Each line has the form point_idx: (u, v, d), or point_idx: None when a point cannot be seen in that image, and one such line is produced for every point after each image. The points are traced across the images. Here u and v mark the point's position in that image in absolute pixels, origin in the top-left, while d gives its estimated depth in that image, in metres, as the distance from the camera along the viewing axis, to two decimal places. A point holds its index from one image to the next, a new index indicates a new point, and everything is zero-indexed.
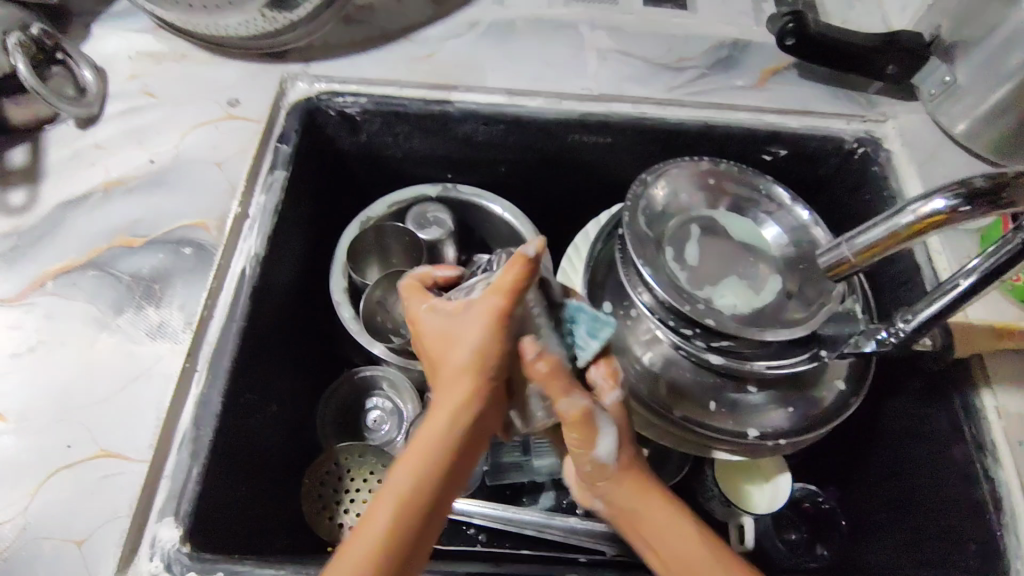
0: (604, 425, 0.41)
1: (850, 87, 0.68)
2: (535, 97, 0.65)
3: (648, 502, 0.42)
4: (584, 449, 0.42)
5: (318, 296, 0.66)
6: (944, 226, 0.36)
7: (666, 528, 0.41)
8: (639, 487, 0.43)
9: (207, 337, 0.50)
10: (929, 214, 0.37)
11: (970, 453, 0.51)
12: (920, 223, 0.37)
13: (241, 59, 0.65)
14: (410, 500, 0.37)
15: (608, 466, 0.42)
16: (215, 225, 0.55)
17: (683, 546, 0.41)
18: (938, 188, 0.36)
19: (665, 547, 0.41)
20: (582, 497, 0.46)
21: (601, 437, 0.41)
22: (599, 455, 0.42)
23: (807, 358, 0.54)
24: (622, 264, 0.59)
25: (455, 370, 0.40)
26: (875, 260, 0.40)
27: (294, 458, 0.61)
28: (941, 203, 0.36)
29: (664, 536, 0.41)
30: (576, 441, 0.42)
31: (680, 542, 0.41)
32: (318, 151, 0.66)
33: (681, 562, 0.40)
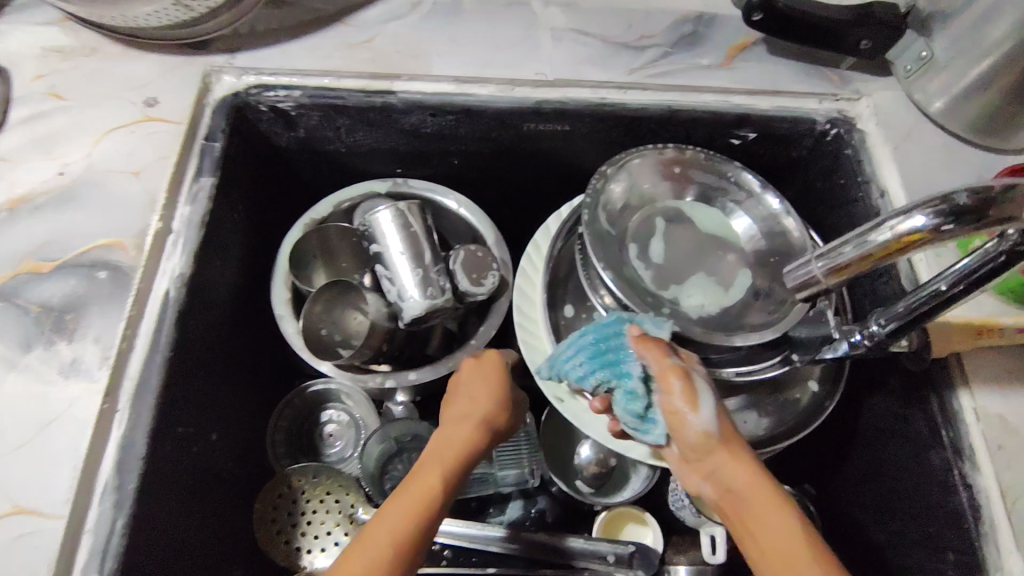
0: (705, 392, 0.44)
1: (822, 63, 0.64)
2: (485, 84, 0.60)
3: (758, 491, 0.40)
4: (685, 415, 0.43)
5: (262, 308, 0.62)
6: (923, 245, 0.32)
7: (773, 518, 0.39)
8: (744, 465, 0.42)
9: (128, 371, 0.46)
10: (907, 233, 0.32)
11: (947, 458, 0.49)
12: (896, 242, 0.33)
13: (159, 52, 0.58)
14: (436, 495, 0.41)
15: (710, 433, 0.42)
16: (133, 244, 0.50)
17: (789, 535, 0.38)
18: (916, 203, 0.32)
19: (767, 535, 0.39)
20: (687, 481, 0.45)
21: (703, 401, 0.43)
22: (699, 418, 0.43)
23: (777, 363, 0.52)
24: (582, 265, 0.56)
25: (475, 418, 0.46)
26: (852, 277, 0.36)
27: (244, 483, 0.58)
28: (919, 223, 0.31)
29: (765, 527, 0.39)
30: (677, 405, 0.43)
31: (785, 528, 0.38)
32: (251, 151, 0.60)
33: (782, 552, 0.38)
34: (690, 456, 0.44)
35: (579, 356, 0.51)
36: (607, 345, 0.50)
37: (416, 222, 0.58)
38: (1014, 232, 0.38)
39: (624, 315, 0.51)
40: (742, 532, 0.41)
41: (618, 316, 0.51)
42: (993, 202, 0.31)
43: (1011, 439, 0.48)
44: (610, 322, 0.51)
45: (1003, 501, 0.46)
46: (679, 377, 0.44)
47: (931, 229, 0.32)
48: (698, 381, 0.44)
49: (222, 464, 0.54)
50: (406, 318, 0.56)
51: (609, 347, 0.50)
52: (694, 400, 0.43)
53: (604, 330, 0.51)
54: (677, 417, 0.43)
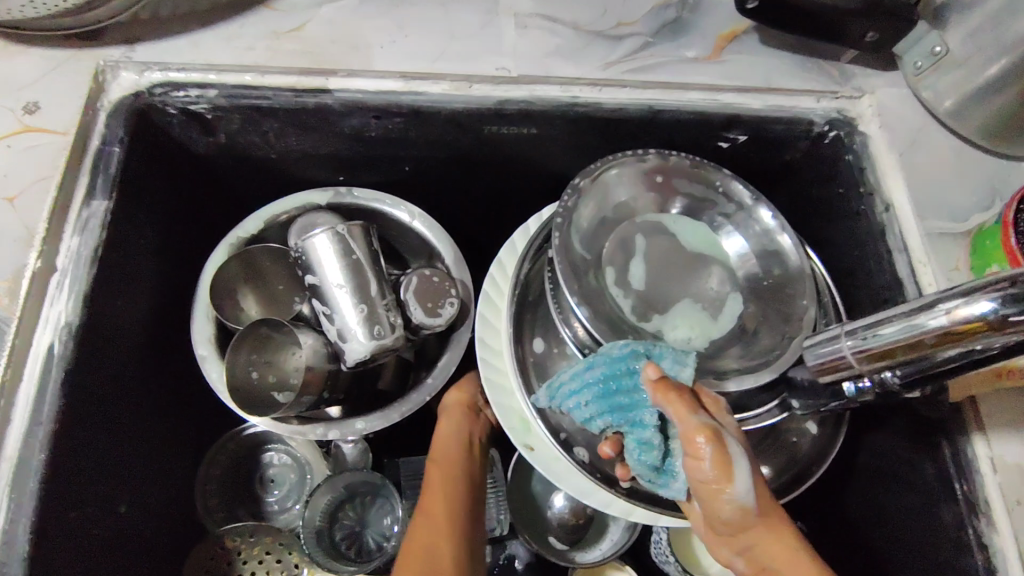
0: (740, 461, 0.38)
1: (821, 54, 0.57)
2: (438, 81, 0.51)
3: (799, 568, 0.38)
4: (721, 491, 0.38)
5: (184, 343, 0.53)
6: (982, 333, 0.32)
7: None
8: (779, 536, 0.39)
9: (3, 452, 0.38)
10: (963, 317, 0.33)
11: (960, 515, 0.44)
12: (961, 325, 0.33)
13: (40, 45, 0.48)
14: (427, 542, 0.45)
15: (748, 509, 0.38)
16: (7, 290, 0.41)
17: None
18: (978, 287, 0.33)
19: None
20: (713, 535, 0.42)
21: (739, 474, 0.38)
22: (738, 495, 0.38)
23: (777, 409, 0.46)
24: (552, 294, 0.49)
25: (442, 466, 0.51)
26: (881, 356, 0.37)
27: (170, 549, 0.50)
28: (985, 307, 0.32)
29: None
30: (712, 483, 0.38)
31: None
32: (164, 162, 0.51)
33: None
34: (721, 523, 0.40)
35: (586, 392, 0.45)
36: (618, 386, 0.44)
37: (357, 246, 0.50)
38: None
39: (641, 349, 0.44)
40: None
41: (634, 348, 0.44)
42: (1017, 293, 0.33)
43: None
44: (624, 355, 0.44)
45: (1021, 564, 0.42)
46: (713, 448, 0.38)
47: (996, 316, 0.32)
48: (733, 446, 0.38)
49: (139, 532, 0.47)
50: (349, 361, 0.48)
51: (620, 386, 0.44)
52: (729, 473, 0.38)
53: (616, 366, 0.44)
54: (710, 491, 0.38)
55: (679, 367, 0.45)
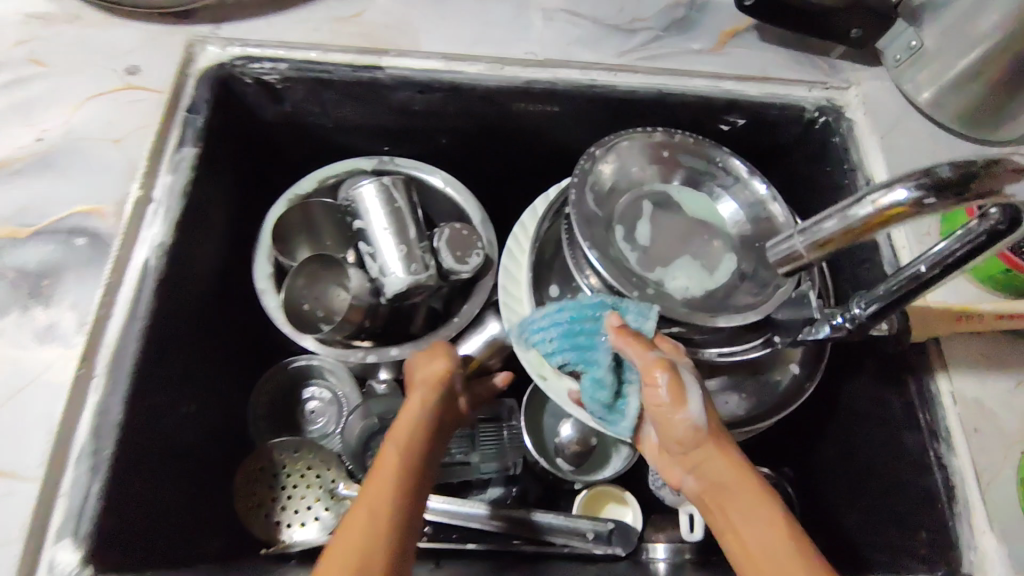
0: (692, 387, 0.43)
1: (813, 51, 0.64)
2: (475, 62, 0.59)
3: (743, 485, 0.40)
4: (672, 410, 0.42)
5: (243, 283, 0.61)
6: (905, 218, 0.32)
7: (752, 515, 0.39)
8: (730, 461, 0.42)
9: (105, 338, 0.45)
10: (888, 208, 0.33)
11: (924, 442, 0.50)
12: (883, 214, 0.33)
13: (141, 20, 0.57)
14: (399, 455, 0.42)
15: (698, 429, 0.42)
16: (112, 211, 0.49)
17: (767, 540, 0.37)
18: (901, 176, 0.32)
19: (749, 533, 0.38)
20: (671, 469, 0.45)
21: (690, 396, 0.42)
22: (688, 414, 0.42)
23: (760, 345, 0.52)
24: (568, 246, 0.56)
25: (420, 401, 0.47)
26: (823, 253, 0.37)
27: (224, 458, 0.57)
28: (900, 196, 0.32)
29: (748, 523, 0.39)
30: (665, 404, 0.43)
31: (760, 532, 0.38)
32: (237, 124, 0.60)
33: (760, 552, 0.37)
34: (678, 451, 0.44)
35: (553, 332, 0.53)
36: (580, 327, 0.51)
37: (398, 196, 0.59)
38: (998, 211, 0.38)
39: (608, 301, 0.51)
40: (722, 522, 0.41)
41: (601, 301, 0.51)
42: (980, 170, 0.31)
43: (986, 423, 0.49)
44: (591, 305, 0.51)
45: (975, 482, 0.48)
46: (665, 372, 0.43)
47: (915, 202, 0.32)
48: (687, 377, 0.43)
49: (200, 436, 0.54)
50: (388, 294, 0.56)
51: (582, 328, 0.51)
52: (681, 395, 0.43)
53: (581, 311, 0.51)
54: (662, 409, 0.43)
55: (642, 319, 0.50)
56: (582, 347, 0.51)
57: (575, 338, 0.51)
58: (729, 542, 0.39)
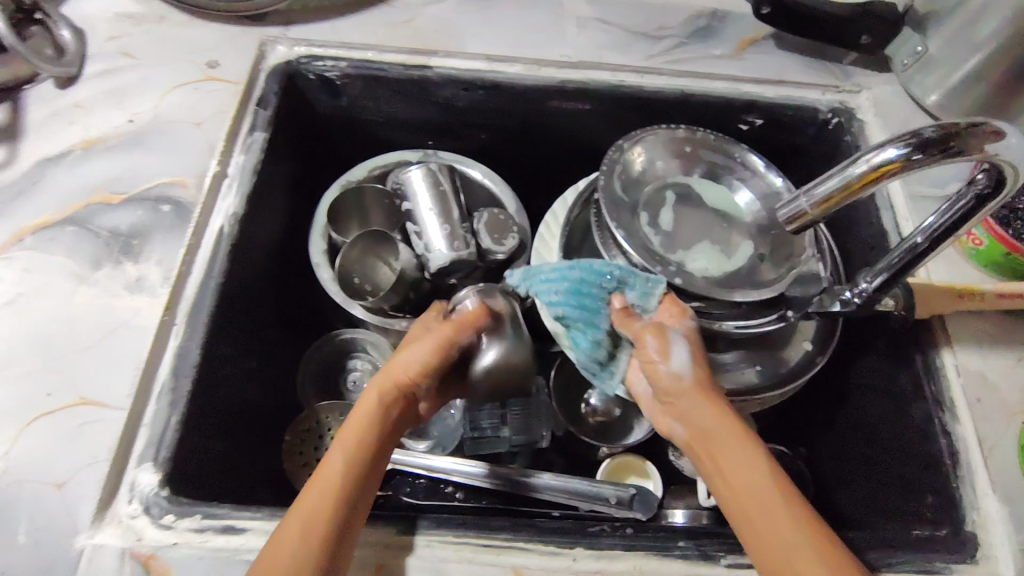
0: (678, 344, 0.48)
1: (826, 58, 0.69)
2: (514, 63, 0.65)
3: (724, 427, 0.43)
4: (661, 363, 0.47)
5: (297, 260, 0.67)
6: (895, 173, 0.40)
7: (736, 454, 0.42)
8: (721, 411, 0.44)
9: (185, 292, 0.51)
10: (881, 163, 0.40)
11: (929, 410, 0.53)
12: (874, 172, 0.40)
13: (220, 22, 0.65)
14: (347, 445, 0.44)
15: (683, 378, 0.46)
16: (193, 183, 0.55)
17: (753, 474, 0.41)
18: (890, 138, 0.40)
19: (736, 470, 0.41)
20: (662, 424, 0.49)
21: (674, 350, 0.47)
22: (672, 366, 0.47)
23: (774, 319, 0.56)
24: (597, 228, 0.61)
25: (380, 381, 0.49)
26: (828, 213, 0.43)
27: (276, 418, 0.62)
28: (892, 152, 0.39)
29: (733, 461, 0.42)
30: (653, 358, 0.47)
31: (747, 466, 0.41)
32: (298, 115, 0.66)
33: (743, 488, 0.41)
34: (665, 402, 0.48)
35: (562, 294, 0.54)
36: (589, 292, 0.53)
37: (440, 182, 0.64)
38: (982, 179, 0.44)
39: (618, 274, 0.53)
40: (709, 465, 0.44)
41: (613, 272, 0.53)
42: (953, 131, 0.38)
43: (989, 394, 0.52)
44: (602, 273, 0.53)
45: (978, 447, 0.50)
46: (652, 333, 0.48)
47: (903, 157, 0.39)
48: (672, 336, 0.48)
49: (257, 393, 0.59)
50: (432, 269, 0.62)
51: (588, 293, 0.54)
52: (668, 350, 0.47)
53: (592, 276, 0.53)
54: (651, 364, 0.48)
55: (646, 298, 0.53)
56: (584, 308, 0.54)
57: (582, 301, 0.53)
58: (718, 481, 0.43)
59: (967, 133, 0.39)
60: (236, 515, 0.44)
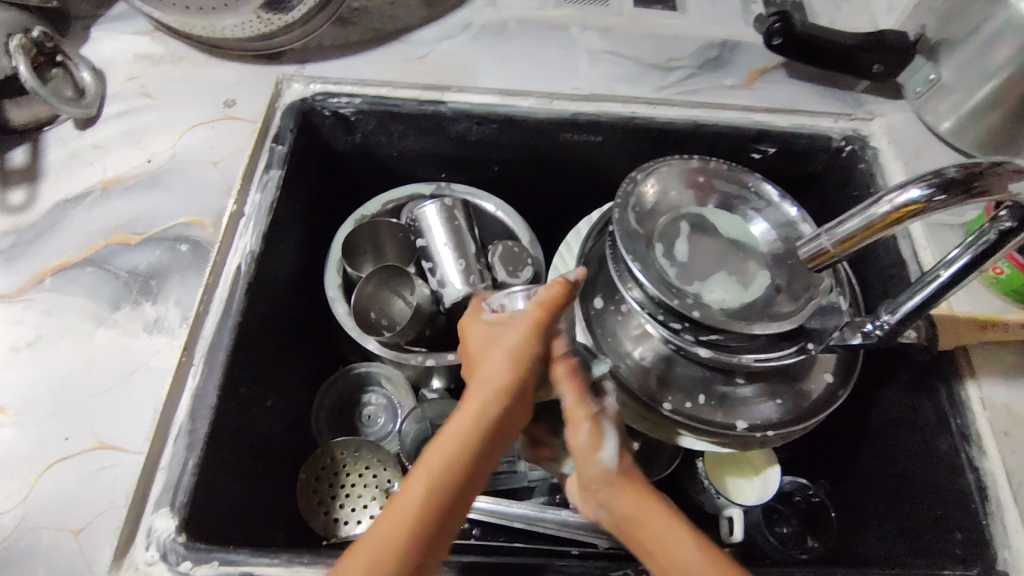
0: (611, 435, 0.42)
1: (838, 86, 0.69)
2: (526, 97, 0.66)
3: (657, 520, 0.40)
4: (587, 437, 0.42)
5: (311, 296, 0.67)
6: (920, 215, 0.39)
7: (675, 551, 0.39)
8: (647, 500, 0.41)
9: (203, 332, 0.51)
10: (905, 204, 0.39)
11: (956, 444, 0.52)
12: (898, 212, 0.39)
13: (237, 61, 0.66)
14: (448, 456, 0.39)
15: (612, 472, 0.41)
16: (211, 223, 0.56)
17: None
18: (912, 178, 0.39)
19: (676, 564, 0.39)
20: (585, 511, 0.43)
21: (607, 442, 0.42)
22: (605, 458, 0.41)
23: (795, 351, 0.54)
24: (612, 259, 0.60)
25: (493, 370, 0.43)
26: (851, 252, 0.42)
27: (291, 455, 0.61)
28: (917, 193, 0.38)
29: (667, 550, 0.39)
30: (582, 451, 0.42)
31: (691, 556, 0.39)
32: (313, 151, 0.66)
33: None
34: (588, 483, 0.42)
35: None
36: None
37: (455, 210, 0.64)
38: (1006, 216, 0.44)
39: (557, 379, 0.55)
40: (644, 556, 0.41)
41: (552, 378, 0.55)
42: (977, 172, 0.38)
43: (1016, 426, 0.51)
44: None
45: (1009, 483, 0.49)
46: (583, 426, 0.42)
47: (926, 198, 0.38)
48: (605, 425, 0.43)
49: (275, 431, 0.59)
50: (449, 302, 0.62)
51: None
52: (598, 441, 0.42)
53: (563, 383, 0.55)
54: (588, 417, 0.42)
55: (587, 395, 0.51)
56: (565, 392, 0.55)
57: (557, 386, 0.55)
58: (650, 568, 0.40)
59: (990, 173, 0.38)
60: (255, 561, 0.43)
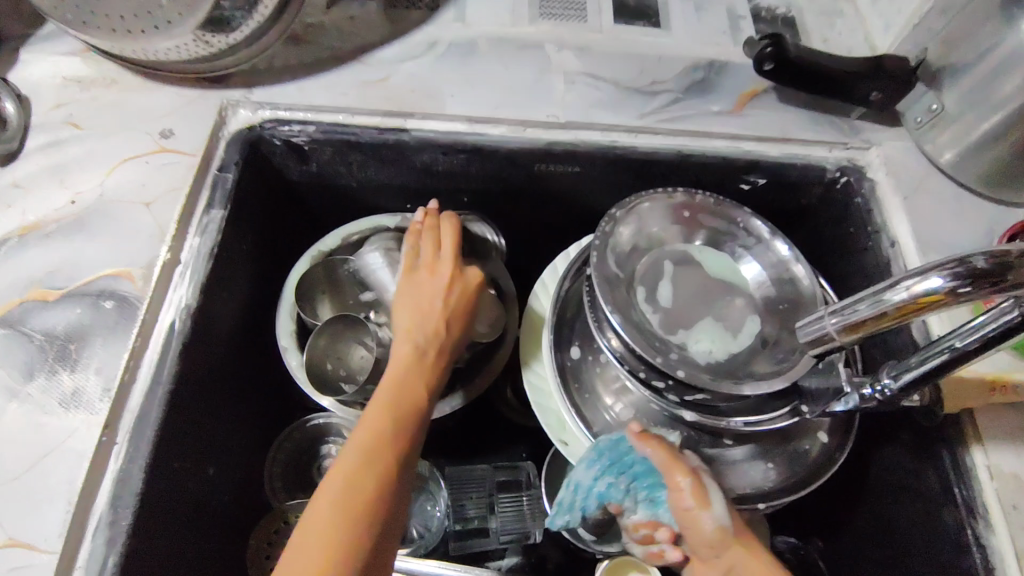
0: (716, 494, 0.45)
1: (834, 112, 0.65)
2: (497, 125, 0.60)
3: None
4: (699, 512, 0.44)
5: (259, 341, 0.61)
6: (940, 307, 0.35)
7: None
8: (762, 560, 0.43)
9: (129, 404, 0.45)
10: (924, 294, 0.35)
11: (960, 518, 0.48)
12: (916, 301, 0.35)
13: (176, 85, 0.59)
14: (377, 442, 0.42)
15: (726, 532, 0.44)
16: (141, 275, 0.50)
17: None
18: (933, 265, 0.35)
19: None
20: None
21: (713, 500, 0.45)
22: (714, 519, 0.44)
23: (787, 414, 0.50)
24: (589, 305, 0.55)
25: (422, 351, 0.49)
26: (858, 338, 0.38)
27: (240, 520, 0.56)
28: (938, 282, 0.34)
29: None
30: (691, 508, 0.45)
31: None
32: (263, 183, 0.61)
33: None
34: (704, 553, 0.45)
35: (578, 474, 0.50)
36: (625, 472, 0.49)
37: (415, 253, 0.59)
38: None
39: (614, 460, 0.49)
40: None
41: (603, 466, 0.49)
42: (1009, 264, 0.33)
43: None
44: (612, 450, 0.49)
45: (1020, 563, 0.45)
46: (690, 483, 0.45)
47: (948, 290, 0.34)
48: (709, 488, 0.45)
49: (219, 498, 0.53)
50: None
51: (607, 487, 0.49)
52: (705, 500, 0.45)
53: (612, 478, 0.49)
54: (697, 481, 0.45)
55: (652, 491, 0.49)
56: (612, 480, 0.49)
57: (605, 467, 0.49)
58: None
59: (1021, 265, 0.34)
60: None
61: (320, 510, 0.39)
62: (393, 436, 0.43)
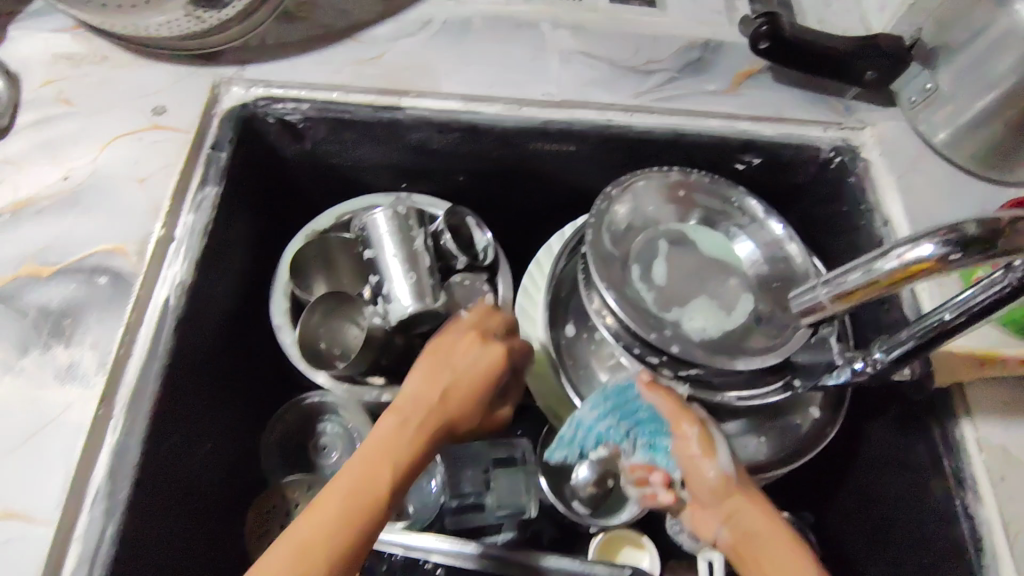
0: (722, 444, 0.46)
1: (828, 92, 0.65)
2: (492, 103, 0.60)
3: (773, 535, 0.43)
4: (702, 458, 0.46)
5: (253, 320, 0.61)
6: (930, 274, 0.35)
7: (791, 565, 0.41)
8: (762, 509, 0.44)
9: (124, 379, 0.45)
10: (914, 261, 0.35)
11: (948, 489, 0.48)
12: (907, 268, 0.35)
13: (168, 63, 0.59)
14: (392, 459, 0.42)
15: (729, 479, 0.45)
16: (135, 250, 0.50)
17: None
18: (925, 233, 0.35)
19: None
20: (699, 527, 0.46)
21: (719, 449, 0.46)
22: (718, 465, 0.45)
23: (779, 388, 0.50)
24: (584, 284, 0.55)
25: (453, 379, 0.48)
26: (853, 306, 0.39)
27: (237, 494, 0.57)
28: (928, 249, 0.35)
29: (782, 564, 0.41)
30: (695, 453, 0.46)
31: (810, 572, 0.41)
32: (256, 161, 0.60)
33: None
34: (704, 497, 0.46)
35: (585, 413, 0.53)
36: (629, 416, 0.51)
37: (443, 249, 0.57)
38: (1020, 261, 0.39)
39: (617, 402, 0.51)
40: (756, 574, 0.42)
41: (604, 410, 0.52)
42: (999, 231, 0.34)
43: (1012, 470, 0.48)
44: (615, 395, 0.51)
45: (1005, 532, 0.46)
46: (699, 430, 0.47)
47: (939, 256, 0.34)
48: (716, 441, 0.47)
49: (215, 473, 0.54)
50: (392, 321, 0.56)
51: (607, 428, 0.52)
52: (711, 449, 0.46)
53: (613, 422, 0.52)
54: (705, 431, 0.47)
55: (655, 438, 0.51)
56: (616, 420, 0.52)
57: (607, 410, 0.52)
58: None
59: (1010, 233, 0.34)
60: None
61: (318, 516, 0.39)
62: (402, 448, 0.43)
